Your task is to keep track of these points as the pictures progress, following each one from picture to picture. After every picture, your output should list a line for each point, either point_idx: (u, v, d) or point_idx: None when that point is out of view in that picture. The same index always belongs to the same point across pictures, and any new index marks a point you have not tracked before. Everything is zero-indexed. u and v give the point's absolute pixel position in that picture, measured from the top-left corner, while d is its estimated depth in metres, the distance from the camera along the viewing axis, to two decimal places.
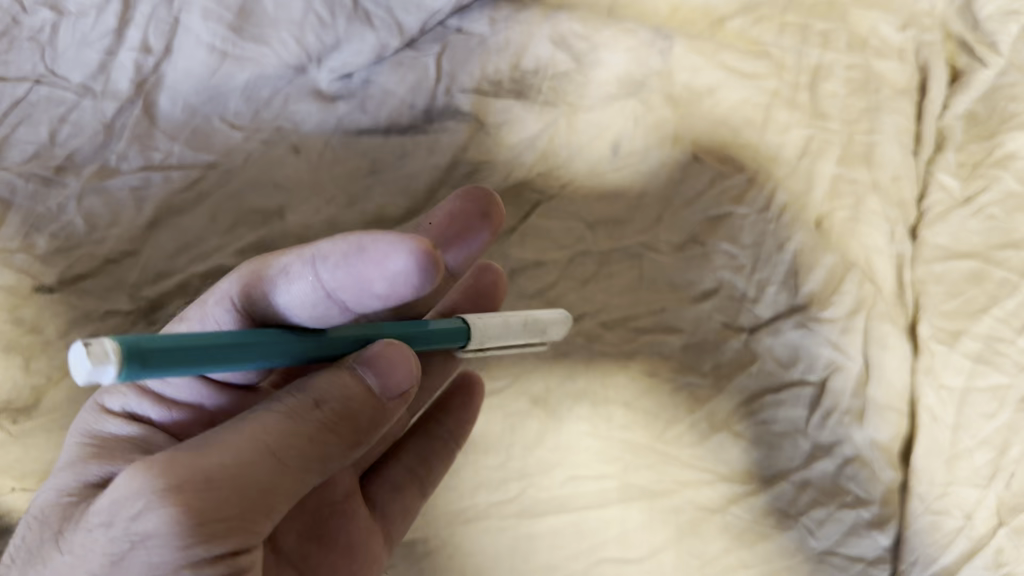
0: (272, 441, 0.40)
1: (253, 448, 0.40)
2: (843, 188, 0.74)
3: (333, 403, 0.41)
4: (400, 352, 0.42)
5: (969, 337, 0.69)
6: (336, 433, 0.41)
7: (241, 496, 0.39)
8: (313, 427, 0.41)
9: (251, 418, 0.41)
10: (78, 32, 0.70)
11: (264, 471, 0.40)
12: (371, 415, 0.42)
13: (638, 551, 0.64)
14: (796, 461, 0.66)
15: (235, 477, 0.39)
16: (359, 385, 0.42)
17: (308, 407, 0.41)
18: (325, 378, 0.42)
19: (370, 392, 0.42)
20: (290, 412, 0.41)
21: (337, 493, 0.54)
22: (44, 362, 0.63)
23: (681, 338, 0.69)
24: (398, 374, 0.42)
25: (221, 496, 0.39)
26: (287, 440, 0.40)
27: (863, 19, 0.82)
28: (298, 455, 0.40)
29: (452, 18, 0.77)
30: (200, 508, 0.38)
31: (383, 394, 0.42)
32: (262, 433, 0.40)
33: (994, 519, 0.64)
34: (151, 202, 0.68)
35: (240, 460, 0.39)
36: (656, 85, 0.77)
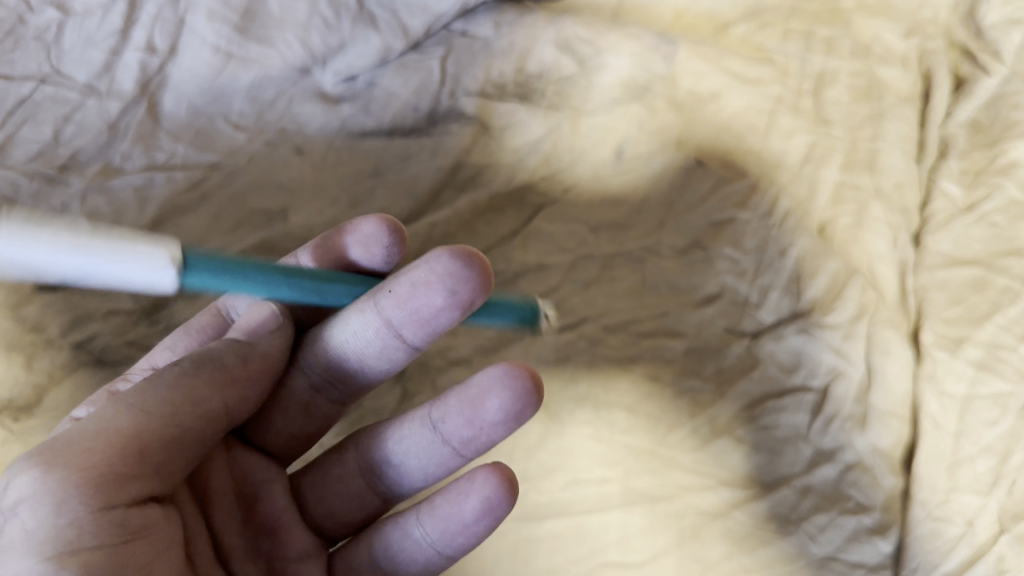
0: (133, 396, 0.43)
1: (118, 403, 0.42)
2: (846, 194, 0.74)
3: (191, 354, 0.47)
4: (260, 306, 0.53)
5: (971, 344, 0.68)
6: (194, 376, 0.45)
7: (108, 442, 0.40)
8: (176, 372, 0.45)
9: (118, 392, 0.44)
10: (84, 32, 0.70)
11: (132, 416, 0.41)
12: (236, 355, 0.48)
13: (639, 556, 0.63)
14: (797, 467, 0.66)
15: (104, 428, 0.40)
16: (217, 341, 0.49)
17: (163, 366, 0.46)
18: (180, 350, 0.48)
19: (239, 342, 0.49)
20: (152, 373, 0.45)
21: (289, 551, 0.52)
22: (46, 361, 0.62)
23: (683, 343, 0.69)
24: (262, 323, 0.51)
25: (92, 444, 0.39)
26: (152, 389, 0.43)
27: (866, 27, 0.82)
28: (162, 398, 0.43)
29: (457, 22, 0.77)
30: (73, 459, 0.39)
31: (250, 336, 0.51)
32: (123, 396, 0.43)
33: (995, 527, 0.63)
34: (155, 202, 0.68)
35: (107, 414, 0.41)
36: (660, 90, 0.77)
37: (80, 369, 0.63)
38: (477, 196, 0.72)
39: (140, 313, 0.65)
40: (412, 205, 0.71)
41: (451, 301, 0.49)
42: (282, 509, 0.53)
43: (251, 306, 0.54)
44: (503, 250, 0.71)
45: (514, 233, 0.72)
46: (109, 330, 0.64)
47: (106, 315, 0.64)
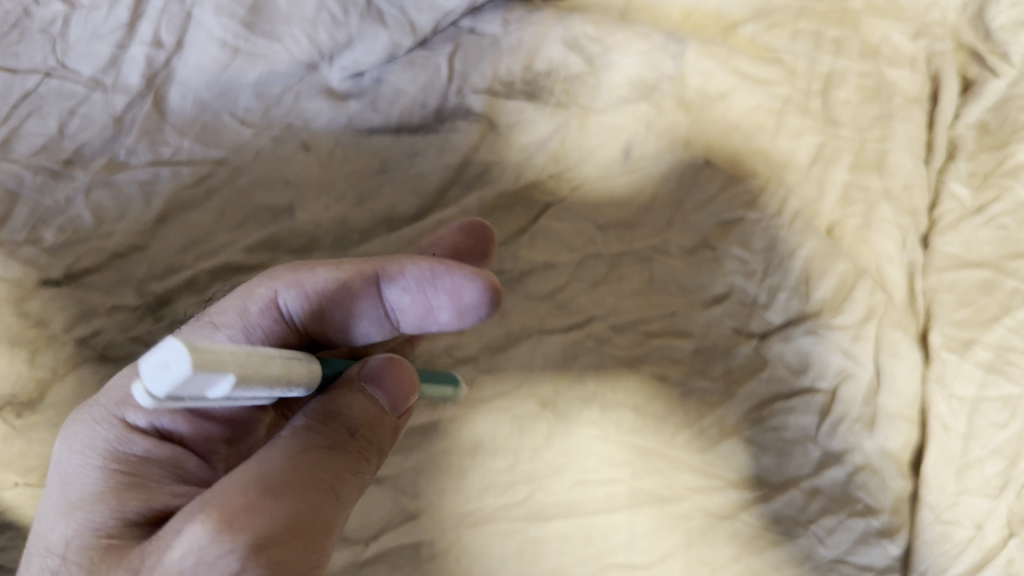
0: (327, 476, 0.42)
1: (312, 486, 0.41)
2: (855, 195, 0.74)
3: (366, 429, 0.45)
4: (403, 371, 0.47)
5: (980, 346, 0.68)
6: (368, 459, 0.45)
7: (315, 541, 0.40)
8: (357, 452, 0.44)
9: (302, 454, 0.42)
10: (91, 25, 0.70)
11: (327, 510, 0.41)
12: (392, 433, 0.47)
13: (646, 557, 0.63)
14: (806, 469, 0.65)
15: (308, 524, 0.40)
16: (376, 409, 0.46)
17: (343, 437, 0.44)
18: (349, 409, 0.45)
19: (382, 411, 0.46)
20: (331, 445, 0.43)
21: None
22: (49, 356, 0.62)
23: (691, 343, 0.69)
24: (403, 392, 0.47)
25: (302, 544, 0.40)
26: (336, 472, 0.43)
27: (874, 28, 0.82)
28: (348, 488, 0.43)
29: (465, 19, 0.77)
30: (289, 558, 0.39)
31: (394, 410, 0.47)
32: (314, 470, 0.42)
33: (1005, 530, 0.63)
34: (160, 197, 0.67)
35: (306, 503, 0.41)
36: (669, 89, 0.77)
37: (84, 364, 0.62)
38: (485, 195, 0.72)
39: (144, 309, 0.64)
40: (418, 203, 0.71)
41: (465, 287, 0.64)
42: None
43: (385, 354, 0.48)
44: (511, 249, 0.71)
45: (521, 231, 0.72)
46: (113, 326, 0.63)
47: (110, 310, 0.64)
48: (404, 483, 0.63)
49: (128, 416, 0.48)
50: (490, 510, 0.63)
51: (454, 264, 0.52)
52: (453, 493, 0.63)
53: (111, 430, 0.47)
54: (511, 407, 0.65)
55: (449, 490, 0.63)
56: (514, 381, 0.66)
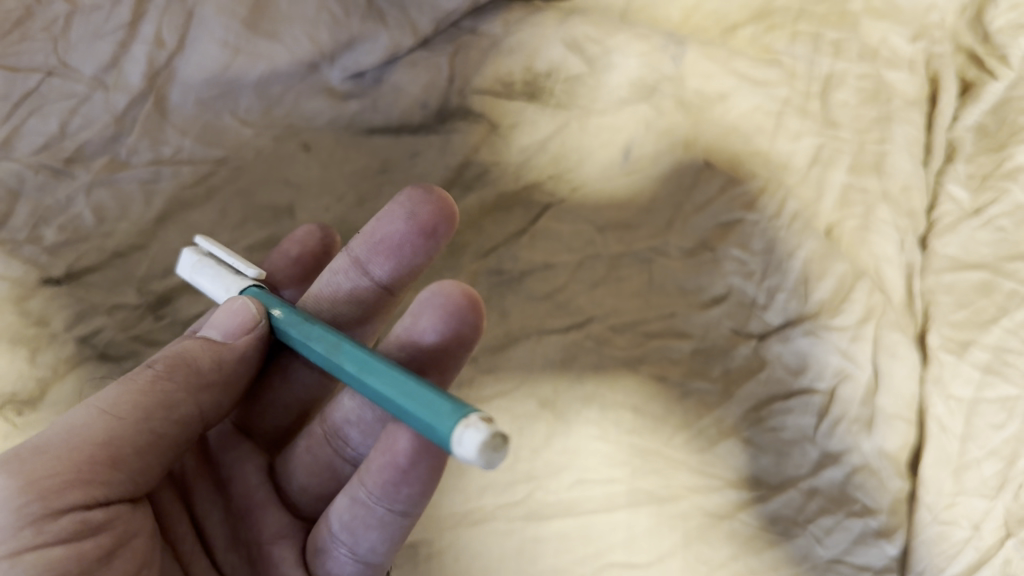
0: (104, 401, 0.44)
1: (86, 410, 0.44)
2: (854, 197, 0.74)
3: (165, 360, 0.46)
4: (229, 304, 0.48)
5: (978, 347, 0.68)
6: (172, 380, 0.45)
7: (78, 453, 0.42)
8: (150, 378, 0.45)
9: (98, 392, 0.45)
10: (92, 24, 0.69)
11: (100, 427, 0.43)
12: (210, 358, 0.47)
13: (645, 556, 0.62)
14: (804, 469, 0.66)
15: (64, 439, 0.42)
16: (197, 342, 0.47)
17: (139, 370, 0.46)
18: (164, 350, 0.47)
19: (213, 342, 0.48)
20: (127, 379, 0.45)
21: (263, 534, 0.52)
22: (50, 355, 0.62)
23: (690, 343, 0.69)
24: (236, 319, 0.48)
25: (58, 457, 0.41)
26: (122, 397, 0.44)
27: (873, 30, 0.82)
28: (134, 405, 0.44)
29: (466, 20, 0.77)
30: (37, 467, 0.41)
31: (223, 339, 0.48)
32: (94, 399, 0.44)
33: (1002, 530, 0.63)
34: (161, 197, 0.68)
35: (75, 424, 0.43)
36: (669, 90, 0.77)
37: (85, 363, 0.63)
38: (485, 195, 0.73)
39: (145, 308, 0.65)
40: None
41: (425, 319, 0.49)
42: (256, 491, 0.53)
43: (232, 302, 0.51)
44: (510, 249, 0.71)
45: (522, 231, 0.72)
46: (115, 325, 0.64)
47: (112, 309, 0.65)
48: None
49: None
50: (490, 510, 0.63)
51: (395, 199, 0.57)
52: (453, 492, 0.63)
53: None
54: (510, 407, 0.66)
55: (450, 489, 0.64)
56: (514, 381, 0.67)
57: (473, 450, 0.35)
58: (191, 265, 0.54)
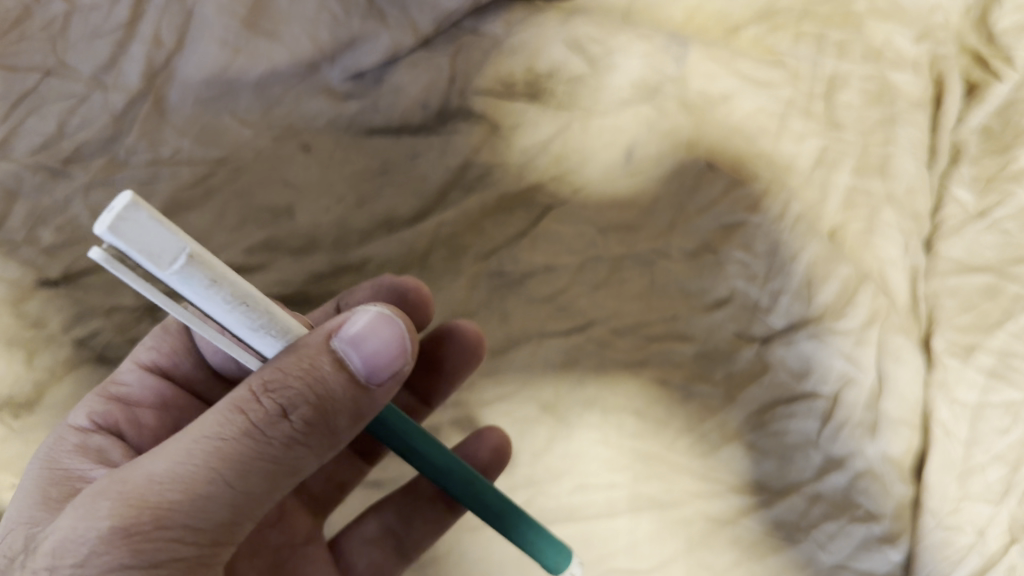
0: (229, 469, 0.38)
1: (209, 475, 0.38)
2: (858, 199, 0.74)
3: (304, 411, 0.38)
4: (387, 330, 0.39)
5: (983, 351, 0.68)
6: (306, 443, 0.39)
7: (201, 530, 0.38)
8: (283, 440, 0.38)
9: (214, 436, 0.38)
10: (90, 24, 0.69)
11: (225, 500, 0.38)
12: (350, 414, 0.40)
13: (647, 563, 0.63)
14: (808, 474, 0.65)
15: (187, 512, 0.38)
16: (338, 377, 0.39)
17: (274, 419, 0.38)
18: (295, 383, 0.38)
19: (354, 386, 0.39)
20: (254, 426, 0.38)
21: (296, 536, 0.56)
22: (46, 358, 0.63)
23: (693, 347, 0.69)
24: (387, 359, 0.39)
25: (181, 532, 0.38)
26: (250, 463, 0.38)
27: (878, 30, 0.81)
28: (260, 475, 0.39)
29: (468, 19, 0.76)
30: (158, 550, 0.37)
31: (369, 380, 0.40)
32: (216, 455, 0.38)
33: (1006, 536, 0.63)
34: (158, 198, 0.67)
35: (197, 493, 0.38)
36: (671, 91, 0.76)
37: (81, 366, 0.64)
38: (486, 197, 0.72)
39: (143, 310, 0.65)
40: (419, 204, 0.71)
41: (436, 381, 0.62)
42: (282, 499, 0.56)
43: (378, 310, 0.40)
44: (511, 252, 0.71)
45: (522, 233, 0.71)
46: (113, 328, 0.64)
47: (109, 311, 0.65)
48: None
49: (71, 422, 0.51)
50: None
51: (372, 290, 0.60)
52: None
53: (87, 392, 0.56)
54: (511, 411, 0.66)
55: None
56: (515, 385, 0.66)
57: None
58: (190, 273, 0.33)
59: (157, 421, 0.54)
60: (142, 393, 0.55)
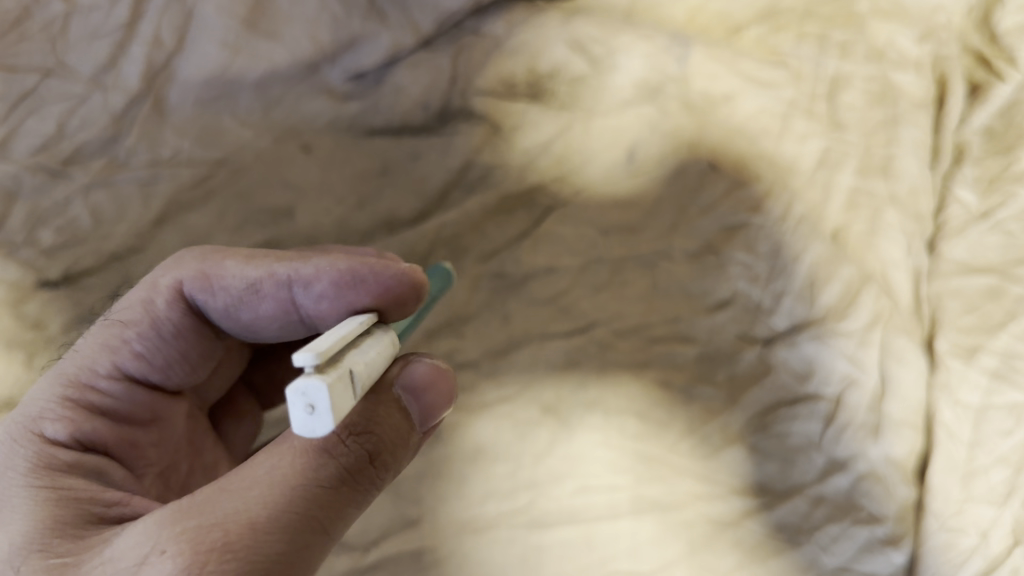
0: (325, 515, 0.40)
1: (307, 525, 0.40)
2: (861, 200, 0.73)
3: (386, 455, 0.43)
4: (445, 379, 0.46)
5: (986, 353, 0.67)
6: (381, 482, 0.43)
7: None
8: (365, 483, 0.42)
9: (308, 487, 0.40)
10: (90, 25, 0.69)
11: (316, 546, 0.41)
12: (414, 450, 0.45)
13: (649, 565, 0.62)
14: (811, 476, 0.65)
15: (288, 562, 0.39)
16: (406, 421, 0.44)
17: (363, 464, 0.42)
18: (379, 430, 0.42)
19: (418, 427, 0.45)
20: (345, 472, 0.41)
21: None
22: (45, 358, 0.62)
23: (695, 348, 0.68)
24: (444, 406, 0.46)
25: None
26: (340, 508, 0.41)
27: (881, 31, 0.80)
28: (343, 519, 0.42)
29: (469, 19, 0.76)
30: None
31: (425, 422, 0.45)
32: (313, 505, 0.40)
33: (1010, 539, 0.62)
34: (159, 199, 0.67)
35: (299, 540, 0.40)
36: (673, 92, 0.76)
37: None
38: (487, 198, 0.72)
39: None
40: (420, 205, 0.71)
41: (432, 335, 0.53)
42: None
43: (434, 362, 0.46)
44: (512, 253, 0.70)
45: (523, 234, 0.71)
46: None
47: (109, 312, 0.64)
48: (405, 489, 0.63)
49: (47, 434, 0.47)
50: (492, 517, 0.63)
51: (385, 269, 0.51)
52: (453, 500, 0.63)
53: (47, 380, 0.50)
54: (512, 413, 0.65)
55: (450, 497, 0.63)
56: (515, 387, 0.66)
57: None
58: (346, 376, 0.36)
59: (144, 438, 0.53)
60: (129, 406, 0.52)
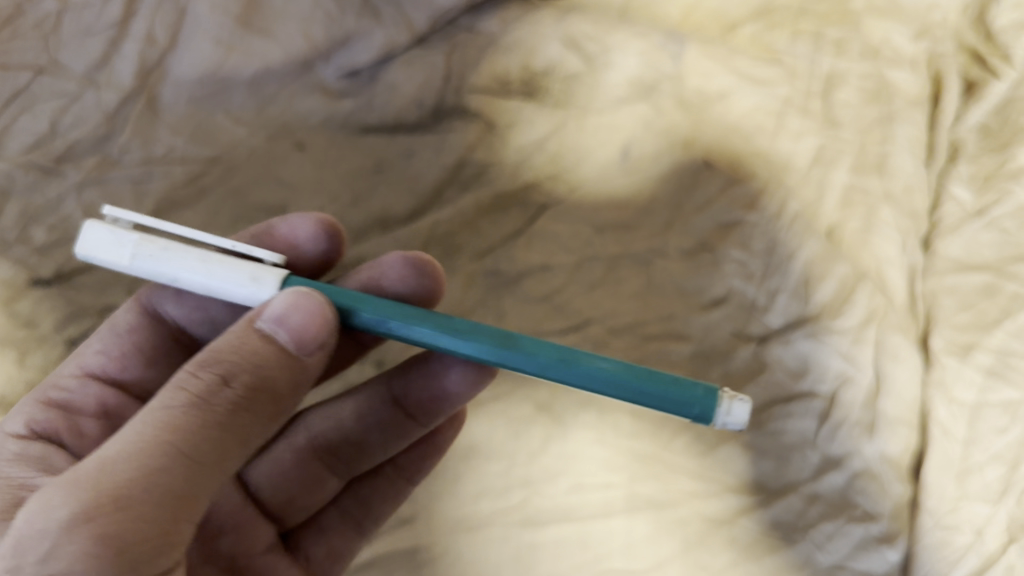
0: (181, 441, 0.37)
1: (160, 452, 0.36)
2: (856, 197, 0.73)
3: (244, 376, 0.39)
4: (312, 301, 0.41)
5: (981, 350, 0.67)
6: (252, 408, 0.39)
7: (159, 513, 0.36)
8: (228, 407, 0.38)
9: (160, 414, 0.37)
10: (83, 22, 0.68)
11: (180, 476, 0.36)
12: (290, 376, 0.40)
13: (642, 563, 0.62)
14: (805, 474, 0.65)
15: (141, 493, 0.36)
16: (270, 346, 0.40)
17: (216, 387, 0.38)
18: (232, 354, 0.39)
19: (289, 351, 0.40)
20: (194, 397, 0.38)
21: (255, 546, 0.55)
22: (39, 357, 0.62)
23: (689, 347, 0.68)
24: (316, 328, 0.40)
25: (140, 516, 0.35)
26: (198, 433, 0.37)
27: (875, 28, 0.80)
28: (213, 447, 0.38)
29: (463, 17, 0.76)
30: (116, 537, 0.35)
31: (300, 348, 0.40)
32: (165, 432, 0.37)
33: (1005, 536, 0.62)
34: (152, 197, 0.67)
35: (149, 470, 0.36)
36: (669, 89, 0.76)
37: None
38: (481, 195, 0.71)
39: None
40: (413, 203, 0.71)
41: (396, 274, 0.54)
42: (240, 502, 0.56)
43: (293, 289, 0.41)
44: (507, 251, 0.70)
45: (518, 232, 0.71)
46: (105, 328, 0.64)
47: (101, 311, 0.64)
48: None
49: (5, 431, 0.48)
50: (485, 515, 0.62)
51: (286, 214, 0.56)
52: (448, 498, 0.62)
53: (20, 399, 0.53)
54: (506, 412, 0.65)
55: (444, 495, 0.62)
56: (509, 385, 0.66)
57: (744, 417, 0.41)
58: (139, 248, 0.43)
59: (97, 430, 0.51)
60: (84, 397, 0.52)
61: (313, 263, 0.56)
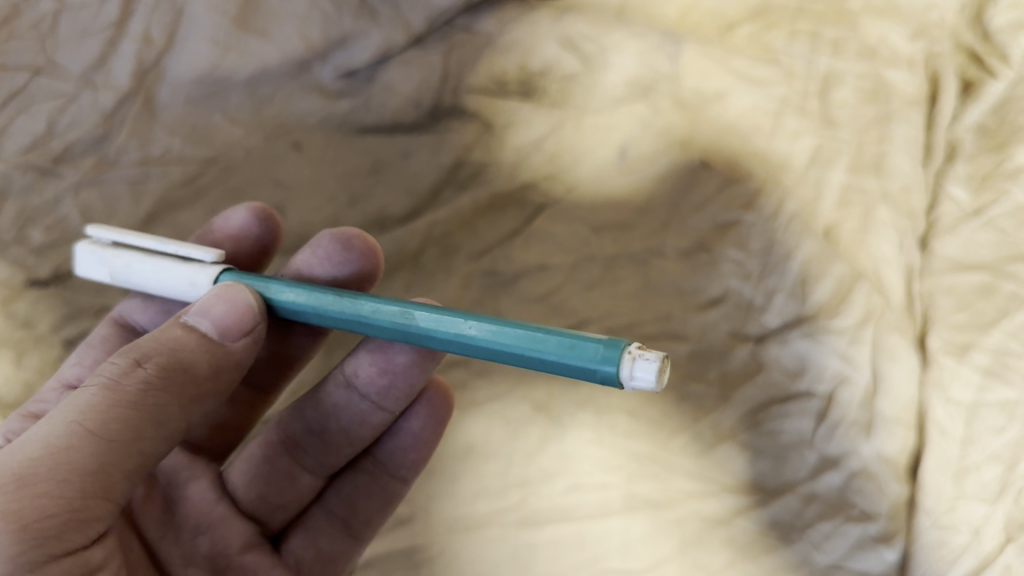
0: (91, 419, 0.41)
1: (71, 428, 0.40)
2: (853, 197, 0.73)
3: (157, 359, 0.42)
4: (231, 294, 0.46)
5: (978, 350, 0.67)
6: (167, 389, 0.42)
7: (65, 483, 0.39)
8: (139, 386, 0.41)
9: (79, 396, 0.42)
10: (80, 23, 0.68)
11: (87, 450, 0.40)
12: (208, 362, 0.44)
13: (639, 563, 0.62)
14: (802, 474, 0.65)
15: (48, 465, 0.39)
16: (189, 336, 0.44)
17: (129, 369, 0.42)
18: (150, 342, 0.43)
19: (207, 339, 0.44)
20: (112, 380, 0.42)
21: (231, 545, 0.54)
22: (36, 358, 0.62)
23: (686, 347, 0.68)
24: (236, 318, 0.45)
25: (45, 486, 0.39)
26: (107, 412, 0.41)
27: (872, 28, 0.80)
28: (124, 425, 0.41)
29: (460, 17, 0.76)
30: (22, 505, 0.38)
31: (222, 337, 0.45)
32: (79, 411, 0.41)
33: (1002, 536, 0.62)
34: (149, 198, 0.67)
35: (60, 443, 0.40)
36: (666, 89, 0.76)
37: None
38: (478, 195, 0.71)
39: None
40: (410, 203, 0.71)
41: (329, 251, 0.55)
42: (214, 500, 0.56)
43: (218, 287, 0.46)
44: (504, 251, 0.70)
45: (515, 232, 0.71)
46: None
47: (98, 312, 0.64)
48: None
49: None
50: (482, 515, 0.62)
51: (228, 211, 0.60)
52: (445, 498, 0.62)
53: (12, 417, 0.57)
54: (503, 412, 0.65)
55: (441, 495, 0.63)
56: (506, 385, 0.66)
57: (652, 377, 0.38)
58: (111, 264, 0.51)
59: None
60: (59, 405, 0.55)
61: (256, 245, 0.59)
